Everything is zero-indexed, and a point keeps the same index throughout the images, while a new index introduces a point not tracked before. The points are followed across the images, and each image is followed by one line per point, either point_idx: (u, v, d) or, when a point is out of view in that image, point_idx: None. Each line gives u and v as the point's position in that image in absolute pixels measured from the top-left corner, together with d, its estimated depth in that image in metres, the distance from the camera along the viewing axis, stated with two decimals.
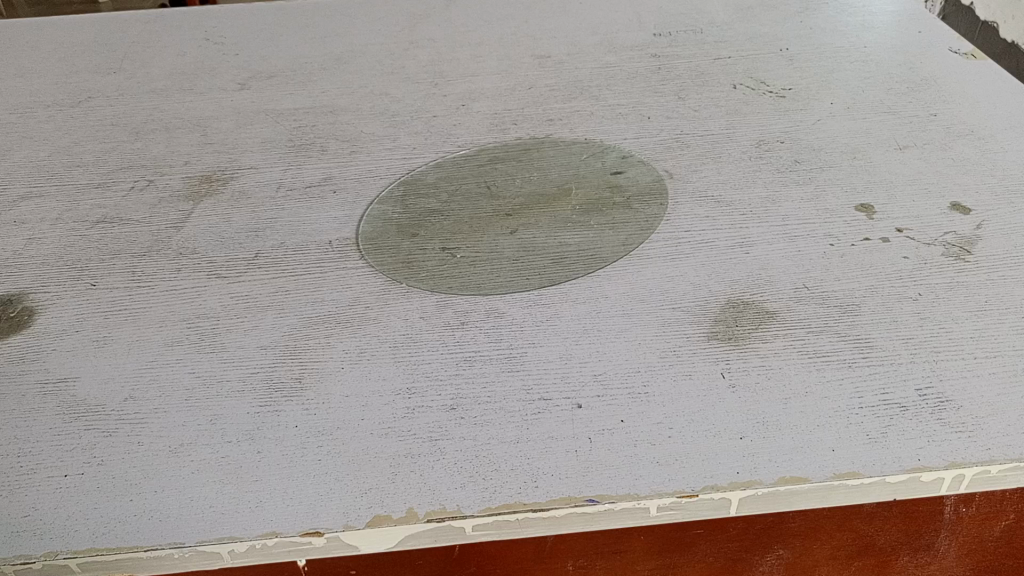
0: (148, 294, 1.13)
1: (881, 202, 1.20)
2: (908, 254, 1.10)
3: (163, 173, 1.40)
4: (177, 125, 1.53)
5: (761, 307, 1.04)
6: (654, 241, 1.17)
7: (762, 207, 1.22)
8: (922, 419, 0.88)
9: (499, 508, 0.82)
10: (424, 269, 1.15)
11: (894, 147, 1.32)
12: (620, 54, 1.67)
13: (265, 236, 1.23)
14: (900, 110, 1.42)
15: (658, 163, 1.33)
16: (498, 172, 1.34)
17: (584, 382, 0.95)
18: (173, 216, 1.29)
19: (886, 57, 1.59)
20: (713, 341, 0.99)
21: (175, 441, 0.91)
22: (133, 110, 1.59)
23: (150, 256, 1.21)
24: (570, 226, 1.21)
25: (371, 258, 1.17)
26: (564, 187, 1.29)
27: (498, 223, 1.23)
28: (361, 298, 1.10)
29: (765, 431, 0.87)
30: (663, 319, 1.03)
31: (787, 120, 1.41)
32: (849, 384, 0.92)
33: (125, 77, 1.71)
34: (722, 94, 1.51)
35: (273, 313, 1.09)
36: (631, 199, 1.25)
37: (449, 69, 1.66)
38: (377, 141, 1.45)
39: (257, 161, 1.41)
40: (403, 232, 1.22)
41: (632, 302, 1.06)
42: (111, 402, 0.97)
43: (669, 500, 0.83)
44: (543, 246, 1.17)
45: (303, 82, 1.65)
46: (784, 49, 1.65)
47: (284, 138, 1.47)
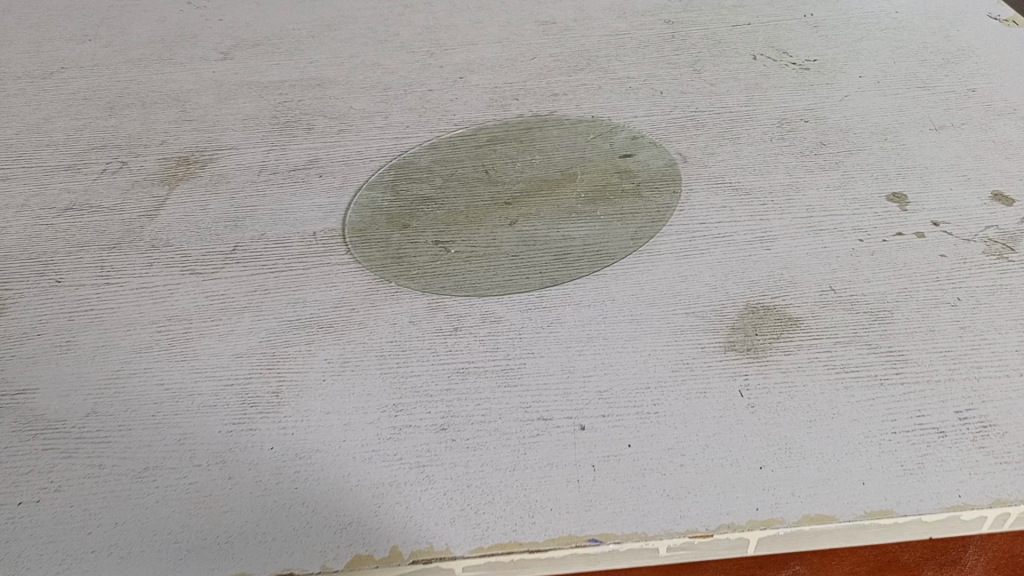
0: (117, 293, 1.05)
1: (915, 190, 1.10)
2: (946, 252, 1.00)
3: (137, 153, 1.30)
4: (154, 99, 1.43)
5: (783, 313, 0.94)
6: (668, 235, 1.07)
7: (784, 195, 1.11)
8: (963, 447, 0.79)
9: (492, 548, 0.74)
10: (415, 265, 1.06)
11: (929, 128, 1.21)
12: (631, 21, 1.55)
13: (244, 227, 1.14)
14: (935, 84, 1.30)
15: (670, 144, 1.22)
16: (497, 155, 1.23)
17: (587, 399, 0.86)
18: (147, 202, 1.20)
19: (920, 24, 1.46)
20: (730, 352, 0.90)
21: (139, 464, 0.84)
22: (108, 83, 1.48)
23: (121, 249, 1.12)
24: (574, 218, 1.11)
25: (358, 254, 1.08)
26: (569, 172, 1.19)
27: (497, 213, 1.13)
28: (346, 299, 1.02)
29: (787, 460, 0.79)
30: (675, 327, 0.94)
31: (812, 96, 1.30)
32: (881, 405, 0.83)
33: (101, 45, 1.60)
34: (741, 65, 1.39)
35: (251, 315, 1.00)
36: (642, 186, 1.15)
37: (446, 36, 1.54)
38: (368, 118, 1.34)
39: (239, 140, 1.31)
40: (393, 223, 1.13)
41: (641, 306, 0.97)
42: (72, 417, 0.89)
43: (680, 540, 0.74)
44: (545, 240, 1.08)
45: (290, 51, 1.54)
46: (808, 15, 1.52)
47: (268, 114, 1.37)
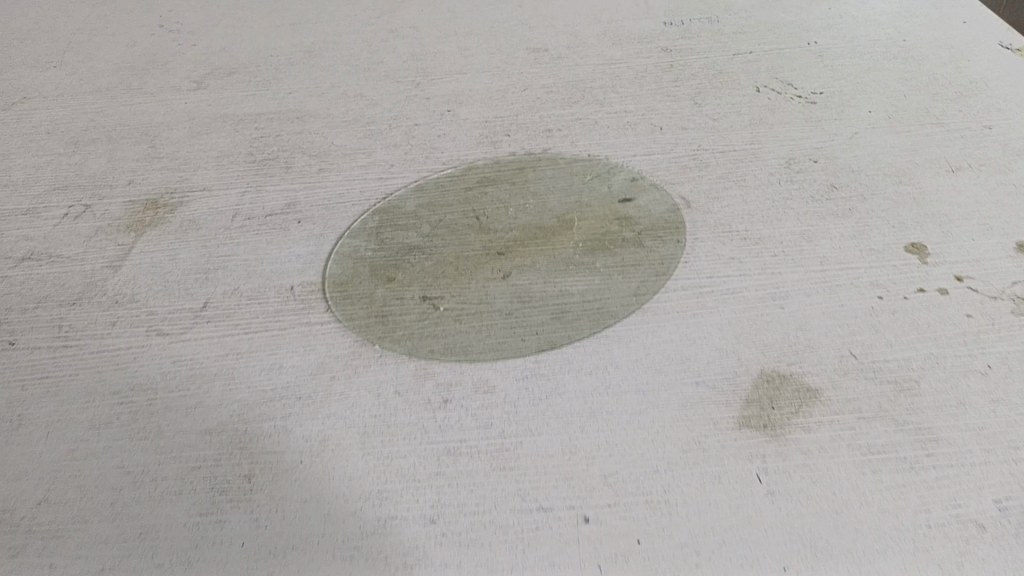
0: (76, 357, 0.96)
1: (934, 241, 1.03)
2: (971, 312, 0.93)
3: (102, 194, 1.21)
4: (122, 133, 1.34)
5: (800, 383, 0.88)
6: (673, 290, 0.99)
7: (796, 246, 1.04)
8: (1005, 544, 0.72)
9: None
10: (401, 325, 0.98)
11: (946, 169, 1.14)
12: (627, 48, 1.47)
13: (216, 281, 1.06)
14: (948, 120, 1.23)
15: (672, 187, 1.15)
16: (489, 198, 1.16)
17: (592, 486, 0.79)
18: (111, 251, 1.11)
19: (929, 54, 1.39)
20: (746, 430, 0.83)
21: (93, 565, 0.75)
22: (73, 114, 1.39)
23: (81, 306, 1.03)
24: (572, 271, 1.03)
25: (339, 311, 1.00)
26: (565, 218, 1.11)
27: (489, 265, 1.05)
28: (326, 365, 0.94)
29: (814, 559, 0.71)
30: (685, 398, 0.87)
31: (820, 133, 1.23)
32: (913, 494, 0.76)
33: (67, 72, 1.50)
34: (744, 98, 1.32)
35: (222, 385, 0.92)
36: (644, 234, 1.08)
37: (433, 65, 1.46)
38: (350, 155, 1.26)
39: (211, 180, 1.23)
40: (377, 276, 1.05)
41: (647, 374, 0.90)
42: (21, 508, 0.81)
43: None
44: (541, 296, 1.00)
45: (268, 80, 1.45)
46: (812, 42, 1.45)
47: (244, 151, 1.28)
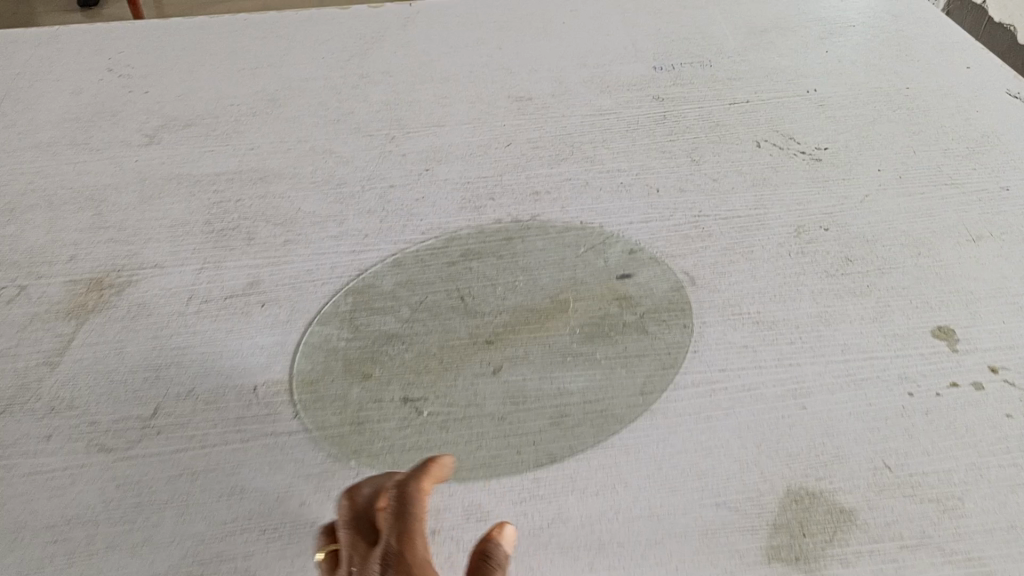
0: (4, 483, 0.84)
1: (963, 324, 0.94)
2: (1012, 411, 0.85)
3: (40, 272, 1.08)
4: (63, 197, 1.21)
5: (833, 502, 0.78)
6: (683, 386, 0.90)
7: (813, 331, 0.95)
8: None
9: None
10: (381, 436, 0.87)
11: (967, 237, 1.06)
12: (616, 96, 1.38)
13: (168, 380, 0.94)
14: (963, 181, 1.15)
15: (674, 260, 1.05)
16: (474, 274, 1.05)
17: None
18: (49, 344, 0.99)
19: (935, 104, 1.32)
20: (776, 564, 0.74)
21: None
22: (9, 176, 1.26)
23: (13, 415, 0.91)
24: (570, 363, 0.93)
25: (309, 417, 0.89)
26: (559, 298, 1.01)
27: (477, 356, 0.95)
28: (295, 487, 0.82)
29: None
30: (704, 525, 0.77)
31: (828, 196, 1.14)
32: None
33: (4, 125, 1.37)
34: (745, 155, 1.23)
35: (175, 515, 0.81)
36: (646, 317, 0.98)
37: (408, 116, 1.35)
38: (319, 223, 1.15)
39: (163, 254, 1.10)
40: (352, 372, 0.94)
41: (661, 494, 0.80)
42: None
43: None
44: (536, 396, 0.90)
45: (227, 133, 1.33)
46: (811, 90, 1.37)
47: (200, 219, 1.16)
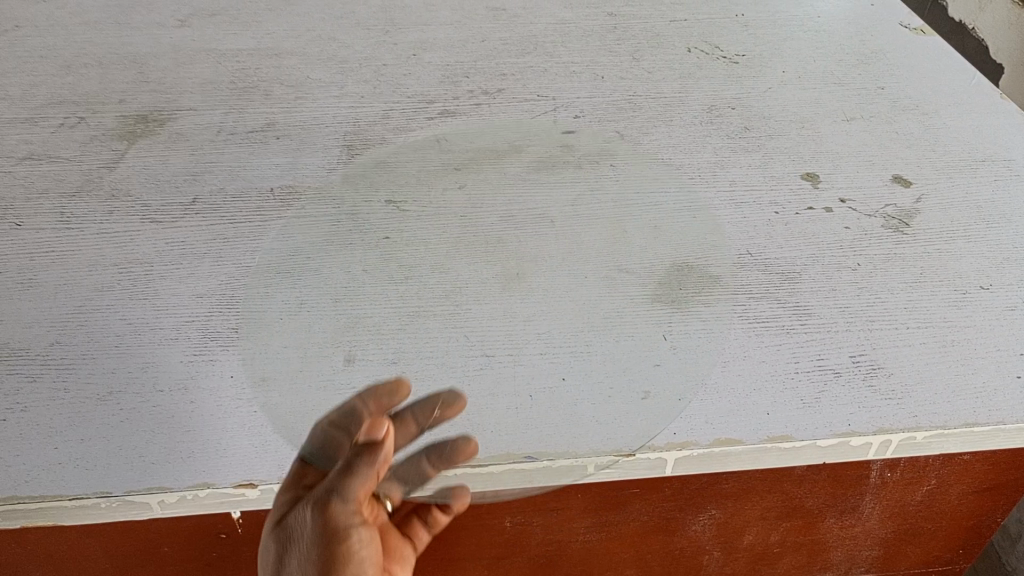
0: (78, 237, 1.09)
1: (826, 171, 1.22)
2: (849, 224, 1.12)
3: (95, 108, 1.33)
4: (111, 60, 1.45)
5: (705, 271, 1.04)
6: (605, 201, 1.16)
7: (711, 171, 1.22)
8: (854, 385, 0.92)
9: (437, 464, 0.85)
10: (367, 222, 1.12)
11: (841, 118, 1.33)
12: (576, 11, 1.63)
13: (203, 181, 1.19)
14: (849, 82, 1.42)
15: (610, 124, 1.31)
16: (448, 126, 1.31)
17: (528, 339, 0.95)
18: (106, 155, 1.23)
19: (839, 29, 1.59)
20: (656, 304, 0.99)
21: (101, 389, 0.90)
22: (64, 42, 1.49)
23: (80, 197, 1.15)
24: (521, 185, 1.19)
25: (313, 209, 1.14)
26: (515, 145, 1.27)
27: (448, 178, 1.20)
28: (301, 248, 1.08)
29: (704, 393, 0.91)
30: (609, 279, 1.03)
31: (739, 86, 1.41)
32: (786, 349, 0.95)
33: (56, 7, 1.61)
34: (677, 57, 1.49)
35: (211, 260, 1.06)
36: (582, 159, 1.23)
37: (401, 16, 1.60)
38: (324, 87, 1.40)
39: (197, 102, 1.35)
40: (348, 184, 1.19)
41: (579, 262, 1.05)
42: (34, 346, 0.94)
43: (607, 458, 0.86)
44: (492, 203, 1.16)
45: (248, 22, 1.58)
46: (739, 14, 1.63)
47: (227, 80, 1.41)
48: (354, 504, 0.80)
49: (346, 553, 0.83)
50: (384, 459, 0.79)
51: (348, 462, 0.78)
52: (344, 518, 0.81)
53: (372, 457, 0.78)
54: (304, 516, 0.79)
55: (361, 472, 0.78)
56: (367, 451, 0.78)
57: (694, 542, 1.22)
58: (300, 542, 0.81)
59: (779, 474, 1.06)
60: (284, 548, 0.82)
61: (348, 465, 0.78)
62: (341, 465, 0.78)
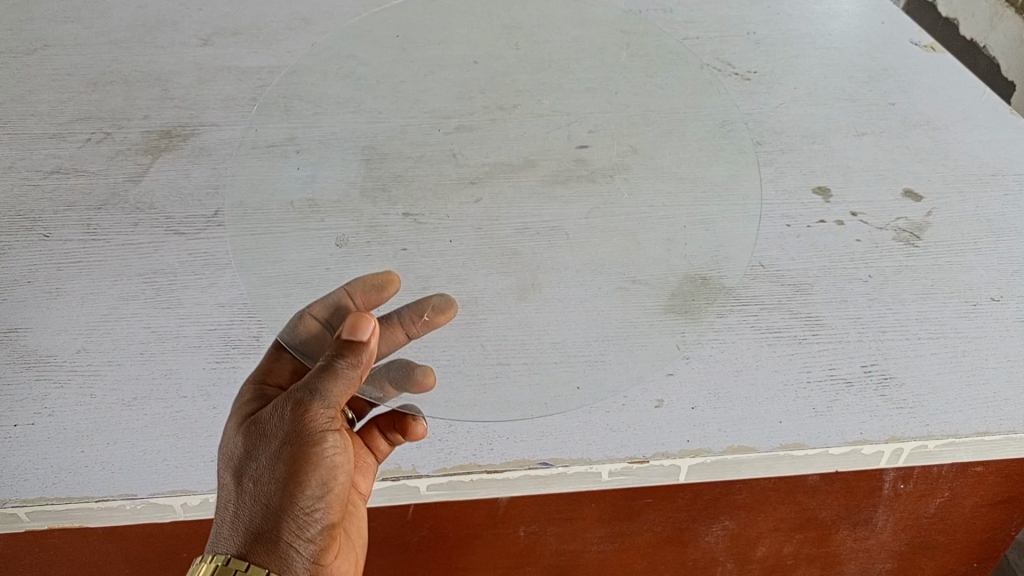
0: (104, 247, 1.12)
1: (837, 185, 1.23)
2: (860, 237, 1.14)
3: (121, 124, 1.36)
4: (136, 77, 1.49)
5: (717, 283, 1.04)
6: (619, 213, 1.17)
7: None
8: (866, 394, 0.93)
9: (453, 469, 0.90)
10: (386, 234, 1.15)
11: (852, 133, 1.34)
12: None
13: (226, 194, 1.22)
14: (860, 98, 1.44)
15: (624, 139, 1.32)
16: (465, 140, 1.33)
17: (542, 349, 0.97)
18: (131, 169, 1.26)
19: (849, 46, 1.60)
20: (669, 314, 1.00)
21: (126, 395, 0.92)
22: (90, 61, 1.54)
23: (107, 209, 1.18)
24: (536, 199, 1.21)
25: (333, 220, 1.16)
26: (530, 159, 1.29)
27: (464, 191, 1.23)
28: (322, 259, 1.09)
29: (716, 401, 0.93)
30: (624, 290, 1.04)
31: (751, 102, 1.43)
32: (799, 359, 0.97)
33: (82, 26, 1.65)
34: None
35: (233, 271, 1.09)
36: (596, 173, 1.26)
37: None
38: None
39: (220, 118, 1.39)
40: (367, 197, 1.21)
41: (593, 273, 1.07)
42: (62, 353, 0.96)
43: (620, 465, 0.89)
44: (507, 216, 1.18)
45: (269, 41, 1.62)
46: (750, 32, 1.65)
47: (248, 96, 1.44)
48: (334, 408, 0.75)
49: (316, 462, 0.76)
50: (369, 358, 0.75)
51: (331, 360, 0.75)
52: (321, 424, 0.75)
53: (356, 357, 0.75)
54: (282, 415, 0.75)
55: (346, 372, 0.74)
56: (350, 349, 0.74)
57: (707, 553, 1.22)
58: (271, 444, 0.75)
59: (790, 486, 1.08)
60: (252, 446, 0.76)
61: (332, 363, 0.74)
62: (323, 365, 0.74)
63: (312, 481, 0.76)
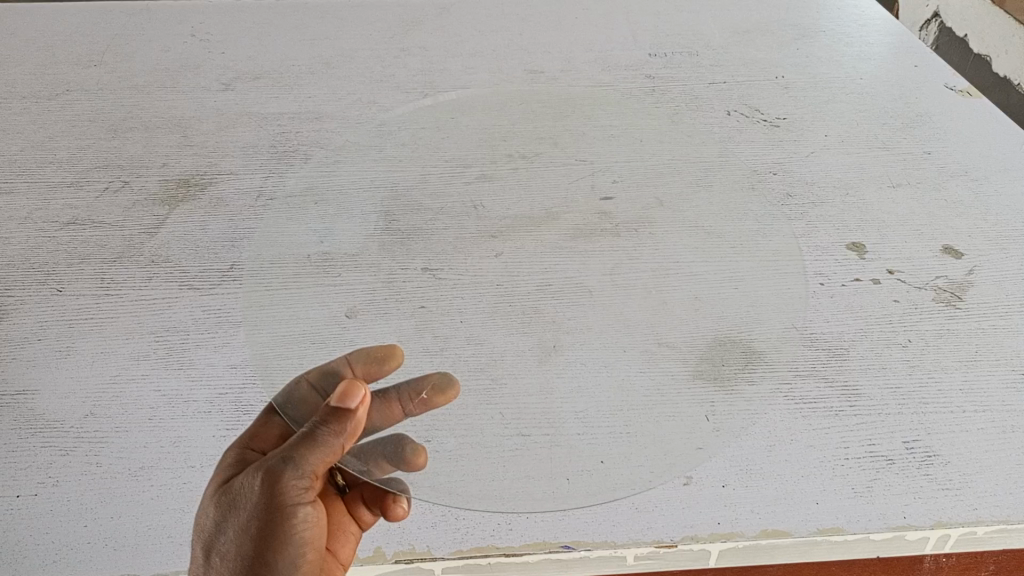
0: (117, 303, 1.10)
1: (872, 241, 1.18)
2: (899, 297, 1.09)
3: (139, 173, 1.35)
4: (156, 123, 1.48)
5: (748, 346, 0.99)
6: (645, 270, 1.14)
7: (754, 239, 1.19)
8: (909, 474, 0.88)
9: (470, 551, 0.86)
10: (404, 290, 1.12)
11: (887, 185, 1.30)
12: (615, 73, 1.62)
13: (242, 248, 1.20)
14: (894, 146, 1.39)
15: (649, 189, 1.28)
16: (486, 190, 1.30)
17: (564, 420, 0.93)
18: (147, 220, 1.24)
19: (882, 91, 1.56)
20: (698, 381, 0.95)
21: (133, 465, 0.90)
22: (112, 106, 1.53)
23: (121, 262, 1.16)
24: (558, 254, 1.18)
25: (350, 276, 1.13)
26: (553, 211, 1.26)
27: (485, 245, 1.20)
28: (339, 317, 1.06)
29: (747, 479, 0.89)
30: (651, 354, 1.00)
31: (781, 151, 1.39)
32: (835, 434, 0.92)
33: (105, 70, 1.65)
34: (717, 120, 1.47)
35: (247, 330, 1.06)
36: (620, 226, 1.22)
37: (441, 79, 1.61)
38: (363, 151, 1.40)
39: (238, 166, 1.37)
40: (385, 251, 1.19)
41: (618, 334, 1.03)
42: (70, 418, 0.94)
43: (647, 548, 0.85)
44: (528, 272, 1.15)
45: (290, 85, 1.60)
46: (779, 76, 1.61)
47: (267, 144, 1.43)
48: (309, 477, 0.72)
49: (287, 532, 0.73)
50: (353, 429, 0.71)
51: (312, 429, 0.71)
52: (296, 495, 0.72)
53: (340, 425, 0.71)
54: (253, 481, 0.72)
55: (326, 442, 0.71)
56: (334, 419, 0.70)
57: None
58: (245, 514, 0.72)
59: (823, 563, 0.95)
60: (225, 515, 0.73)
61: (313, 432, 0.70)
62: (304, 432, 0.71)
63: (282, 551, 0.73)
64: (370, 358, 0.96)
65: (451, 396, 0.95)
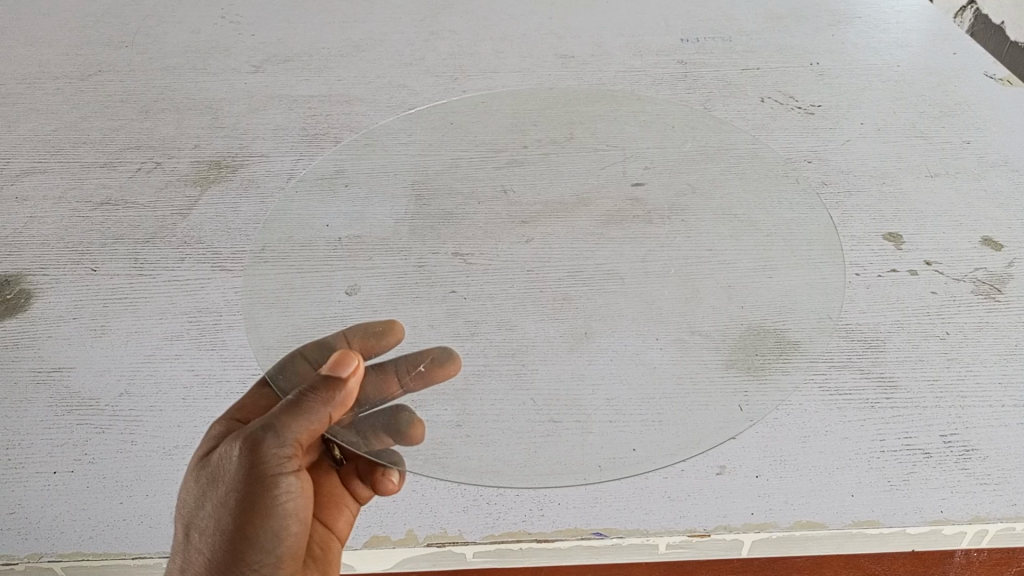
0: (150, 283, 1.10)
1: (910, 232, 1.17)
2: (937, 289, 1.07)
3: (170, 154, 1.36)
4: (187, 105, 1.49)
5: (782, 335, 0.97)
6: (677, 258, 1.12)
7: None
8: (946, 468, 0.87)
9: (502, 536, 0.86)
10: (435, 274, 1.12)
11: (925, 174, 1.28)
12: (646, 58, 1.60)
13: None
14: (932, 135, 1.37)
15: (681, 175, 1.26)
16: (516, 175, 1.29)
17: (595, 405, 0.92)
18: (179, 201, 1.25)
19: (919, 79, 1.53)
20: (732, 370, 0.94)
21: (167, 443, 0.90)
22: (143, 87, 1.54)
23: (153, 243, 1.17)
24: (589, 240, 1.17)
25: (381, 260, 1.13)
26: (583, 197, 1.25)
27: (515, 231, 1.19)
28: (370, 301, 1.06)
29: (780, 471, 0.88)
30: (683, 343, 0.99)
31: (816, 138, 1.36)
32: (871, 426, 0.91)
33: (136, 51, 1.66)
34: (750, 107, 1.45)
35: None
36: (652, 213, 1.21)
37: (470, 63, 1.60)
38: None
39: (268, 148, 1.37)
40: (415, 235, 1.18)
41: (650, 322, 1.03)
42: (105, 397, 0.95)
43: (680, 538, 0.84)
44: (559, 259, 1.14)
45: (320, 68, 1.60)
46: (814, 63, 1.59)
47: (297, 127, 1.43)
48: (293, 446, 0.71)
49: (270, 505, 0.72)
50: (343, 398, 0.71)
51: (299, 397, 0.70)
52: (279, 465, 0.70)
53: (329, 393, 0.71)
54: (234, 451, 0.71)
55: (314, 409, 0.70)
56: (323, 386, 0.70)
57: None
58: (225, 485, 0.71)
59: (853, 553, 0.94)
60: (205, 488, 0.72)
61: (300, 400, 0.70)
62: (291, 400, 0.70)
63: (264, 524, 0.72)
64: (368, 334, 0.97)
65: (452, 370, 0.96)
